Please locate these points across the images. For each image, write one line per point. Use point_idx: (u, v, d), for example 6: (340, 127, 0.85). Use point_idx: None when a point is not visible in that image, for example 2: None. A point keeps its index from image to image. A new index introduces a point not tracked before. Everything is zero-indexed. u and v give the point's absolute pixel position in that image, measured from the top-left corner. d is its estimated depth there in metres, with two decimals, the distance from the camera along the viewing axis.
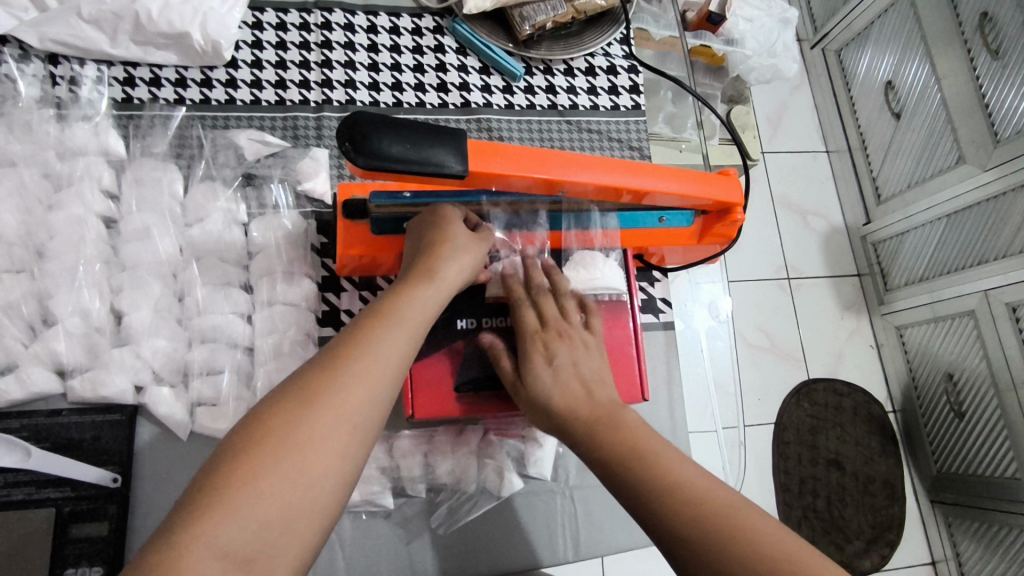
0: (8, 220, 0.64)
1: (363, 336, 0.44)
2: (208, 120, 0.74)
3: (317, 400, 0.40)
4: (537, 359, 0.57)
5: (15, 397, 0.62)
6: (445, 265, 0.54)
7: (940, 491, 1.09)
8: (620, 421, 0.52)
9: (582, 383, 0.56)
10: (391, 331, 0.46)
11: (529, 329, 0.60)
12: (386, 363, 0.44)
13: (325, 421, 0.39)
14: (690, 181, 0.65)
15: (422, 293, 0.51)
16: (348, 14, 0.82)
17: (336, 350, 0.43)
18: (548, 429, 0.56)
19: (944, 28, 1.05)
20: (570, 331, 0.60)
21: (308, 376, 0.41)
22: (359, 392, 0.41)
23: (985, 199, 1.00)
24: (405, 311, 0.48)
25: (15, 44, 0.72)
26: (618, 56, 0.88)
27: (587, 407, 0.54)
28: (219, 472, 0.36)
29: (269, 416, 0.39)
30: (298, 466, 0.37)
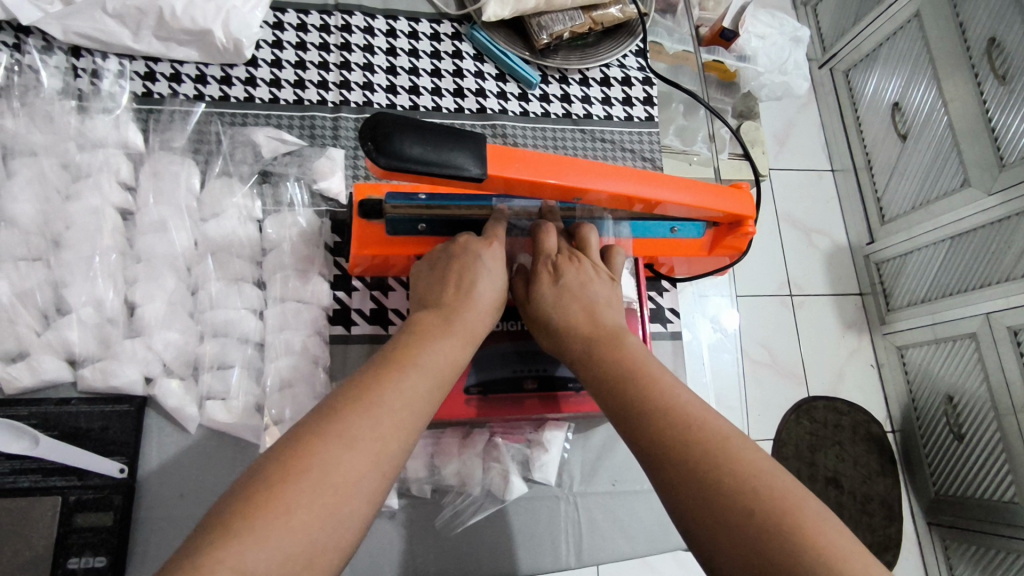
0: (26, 209, 0.65)
1: (394, 377, 0.44)
2: (226, 117, 0.75)
3: (351, 436, 0.39)
4: (546, 280, 0.58)
5: (26, 384, 0.62)
6: (473, 311, 0.54)
7: (937, 513, 1.10)
8: (623, 345, 0.52)
9: (587, 306, 0.56)
10: (421, 375, 0.45)
11: (543, 253, 0.61)
12: (414, 406, 0.43)
13: (356, 458, 0.38)
14: (704, 193, 0.66)
15: (447, 337, 0.50)
16: (368, 18, 0.83)
17: (368, 386, 0.43)
18: (549, 343, 0.57)
19: (953, 52, 1.06)
20: (584, 259, 0.61)
21: (342, 409, 0.41)
22: (391, 432, 0.41)
23: (989, 223, 1.00)
24: (433, 353, 0.48)
25: (40, 36, 0.73)
26: (632, 67, 0.89)
27: (588, 328, 0.54)
28: (251, 498, 0.35)
29: (302, 448, 0.38)
30: (329, 504, 0.36)
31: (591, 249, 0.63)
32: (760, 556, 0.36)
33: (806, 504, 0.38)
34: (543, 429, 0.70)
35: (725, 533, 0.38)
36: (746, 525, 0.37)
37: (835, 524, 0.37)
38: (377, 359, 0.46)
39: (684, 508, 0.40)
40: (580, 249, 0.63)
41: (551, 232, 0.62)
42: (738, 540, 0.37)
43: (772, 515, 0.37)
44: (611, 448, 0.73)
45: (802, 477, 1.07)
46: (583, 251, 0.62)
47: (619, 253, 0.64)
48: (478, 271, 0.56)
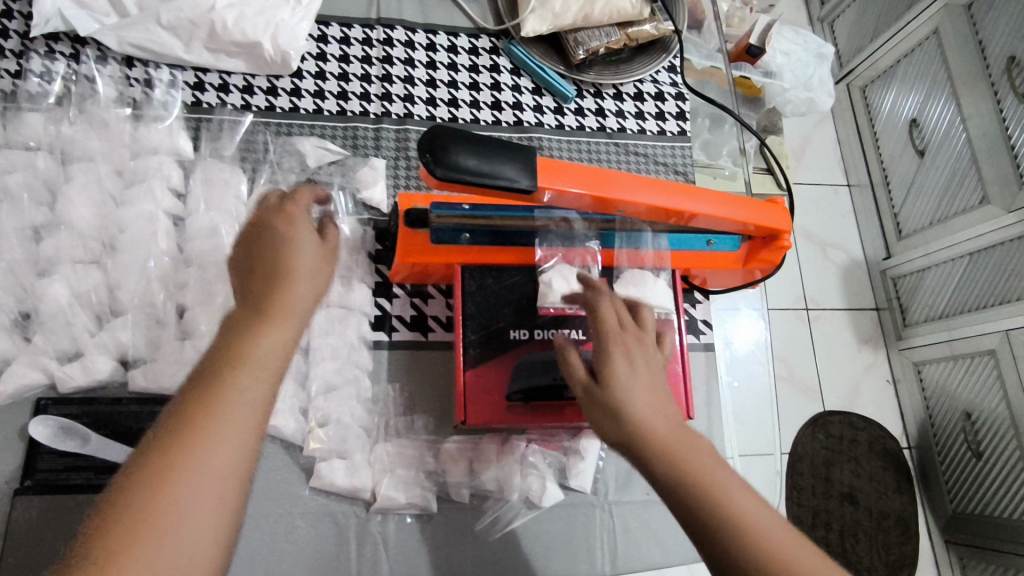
0: (85, 214, 0.68)
1: (216, 396, 0.42)
2: (273, 126, 0.77)
3: (181, 474, 0.40)
4: (620, 365, 0.54)
5: (79, 383, 0.64)
6: (293, 288, 0.49)
7: (954, 531, 1.09)
8: (701, 455, 0.50)
9: (660, 401, 0.53)
10: (252, 379, 0.44)
11: (608, 329, 0.56)
12: (243, 423, 0.43)
13: (195, 494, 0.39)
14: (742, 207, 0.67)
15: (272, 328, 0.47)
16: (408, 32, 0.85)
17: (190, 412, 0.42)
18: (616, 439, 0.52)
19: (972, 71, 1.08)
20: (647, 342, 0.57)
21: (165, 449, 0.40)
22: (223, 457, 0.41)
23: (1006, 241, 1.02)
24: (258, 351, 0.45)
25: (95, 46, 0.76)
26: (665, 83, 0.91)
27: (670, 430, 0.51)
28: (113, 515, 0.38)
29: (131, 498, 0.38)
30: (173, 553, 0.38)
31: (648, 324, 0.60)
32: None
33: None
34: (579, 437, 0.71)
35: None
36: None
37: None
38: (199, 367, 0.44)
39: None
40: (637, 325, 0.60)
41: (612, 306, 0.59)
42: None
43: None
44: None
45: (816, 492, 1.08)
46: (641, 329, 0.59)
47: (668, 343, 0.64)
48: (290, 241, 0.51)
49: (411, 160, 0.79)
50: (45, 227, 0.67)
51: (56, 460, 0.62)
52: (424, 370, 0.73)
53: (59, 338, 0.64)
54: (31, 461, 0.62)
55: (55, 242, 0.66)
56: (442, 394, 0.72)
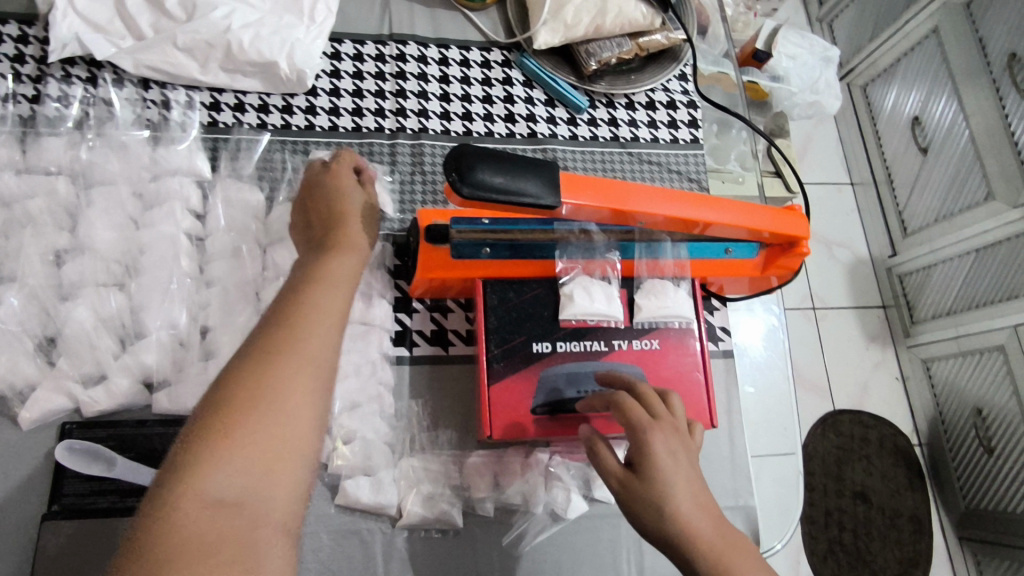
0: (108, 236, 0.68)
1: (306, 302, 0.49)
2: (290, 144, 0.78)
3: (276, 359, 0.44)
4: (666, 464, 0.49)
5: (105, 407, 0.64)
6: (355, 229, 0.58)
7: (968, 527, 1.08)
8: (746, 561, 0.47)
9: (703, 497, 0.50)
10: (335, 288, 0.51)
11: (645, 421, 0.51)
12: (328, 320, 0.48)
13: (292, 367, 0.44)
14: (760, 216, 0.67)
15: (342, 256, 0.55)
16: (421, 47, 0.85)
17: (283, 317, 0.48)
18: (659, 539, 0.48)
19: (974, 67, 1.07)
20: (684, 432, 0.53)
21: (265, 342, 0.46)
22: (314, 346, 0.46)
23: (1012, 236, 1.01)
24: (333, 270, 0.53)
25: (111, 69, 0.76)
26: (677, 91, 0.91)
27: (714, 530, 0.48)
28: (219, 405, 0.42)
29: (238, 377, 0.43)
30: (274, 419, 0.42)
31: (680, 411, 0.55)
32: None
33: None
34: None
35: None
36: None
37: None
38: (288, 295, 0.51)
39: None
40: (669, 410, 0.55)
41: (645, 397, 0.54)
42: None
43: None
44: None
45: (829, 492, 1.10)
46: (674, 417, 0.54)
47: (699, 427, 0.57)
48: (348, 199, 0.61)
49: (427, 174, 0.79)
50: (67, 251, 0.68)
51: (81, 484, 0.62)
52: (447, 384, 0.73)
53: (82, 362, 0.65)
54: (57, 486, 0.62)
55: (77, 266, 0.67)
56: (466, 409, 0.72)
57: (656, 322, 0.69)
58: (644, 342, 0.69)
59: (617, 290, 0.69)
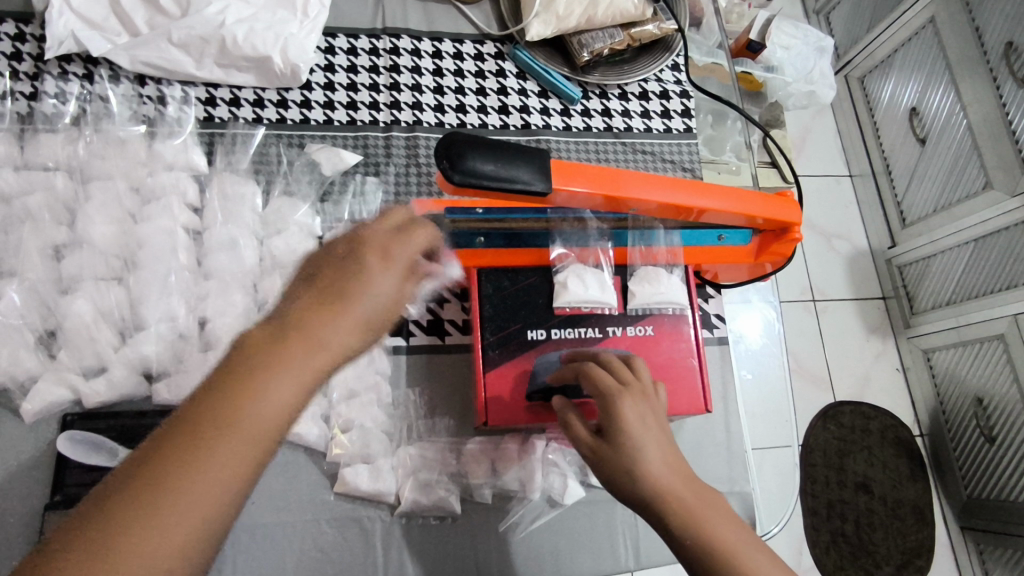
0: (106, 230, 0.69)
1: (205, 445, 0.34)
2: (284, 138, 0.78)
3: (133, 543, 0.31)
4: (632, 425, 0.50)
5: (105, 398, 0.65)
6: (339, 322, 0.40)
7: (971, 517, 1.08)
8: (715, 514, 0.47)
9: (672, 454, 0.50)
10: (279, 388, 0.36)
11: (611, 387, 0.53)
12: (232, 477, 0.34)
13: (152, 563, 0.31)
14: (752, 201, 0.68)
15: (298, 357, 0.38)
16: (414, 40, 0.86)
17: (175, 449, 0.34)
18: (630, 501, 0.49)
19: (970, 57, 1.07)
20: (654, 397, 0.54)
21: (125, 504, 0.32)
22: (195, 522, 0.33)
23: (1011, 225, 1.01)
24: (272, 393, 0.36)
25: (107, 66, 0.77)
26: (670, 81, 0.92)
27: (683, 486, 0.48)
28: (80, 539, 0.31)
29: (71, 569, 0.30)
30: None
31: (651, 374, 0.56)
32: None
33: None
34: None
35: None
36: None
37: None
38: (200, 390, 0.36)
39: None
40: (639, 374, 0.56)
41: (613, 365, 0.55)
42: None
43: None
44: None
45: (831, 484, 1.10)
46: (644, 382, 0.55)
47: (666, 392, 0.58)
48: (368, 280, 0.43)
49: (421, 166, 0.80)
50: (66, 246, 0.68)
51: (84, 474, 0.63)
52: (444, 373, 0.73)
53: (83, 354, 0.65)
54: (61, 476, 0.62)
55: (76, 260, 0.67)
56: (462, 397, 0.73)
57: (649, 308, 0.70)
58: (639, 328, 0.69)
59: (610, 277, 0.70)
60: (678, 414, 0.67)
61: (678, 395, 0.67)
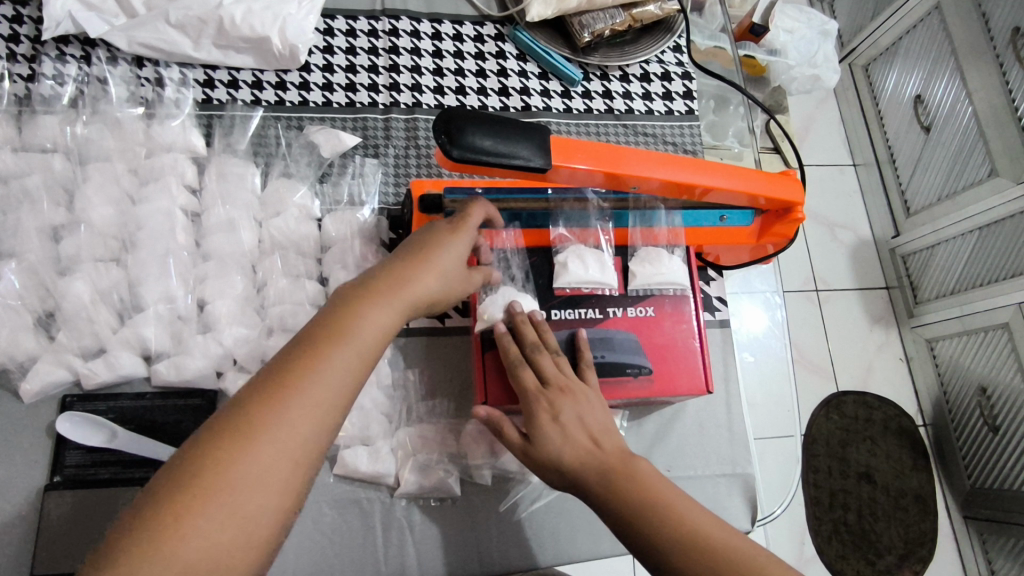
0: (104, 212, 0.68)
1: (311, 368, 0.41)
2: (283, 120, 0.78)
3: (255, 436, 0.38)
4: (546, 419, 0.56)
5: (104, 379, 0.65)
6: (409, 288, 0.49)
7: (973, 506, 1.08)
8: (626, 472, 0.52)
9: (589, 432, 0.55)
10: (389, 306, 0.47)
11: (530, 389, 0.59)
12: (331, 398, 0.41)
13: (274, 457, 0.38)
14: (755, 181, 0.67)
15: (383, 310, 0.46)
16: (414, 22, 0.85)
17: (323, 338, 0.43)
18: (563, 487, 0.55)
19: (977, 43, 1.06)
20: (572, 387, 0.59)
21: (249, 408, 0.39)
22: (300, 429, 0.39)
23: (1015, 212, 1.00)
24: (363, 333, 0.44)
25: (105, 47, 0.76)
26: (671, 63, 0.91)
27: (598, 463, 0.53)
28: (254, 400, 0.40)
29: (209, 456, 0.37)
30: (230, 511, 0.36)
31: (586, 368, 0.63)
32: None
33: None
34: None
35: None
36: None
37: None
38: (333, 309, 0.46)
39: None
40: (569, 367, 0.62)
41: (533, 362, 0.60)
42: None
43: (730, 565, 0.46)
44: (663, 436, 0.76)
45: (833, 473, 1.09)
46: (564, 374, 0.60)
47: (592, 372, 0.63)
48: (430, 259, 0.52)
49: (421, 148, 0.79)
50: (64, 227, 0.68)
51: (83, 455, 0.63)
52: (444, 355, 0.73)
53: (81, 335, 0.65)
54: (60, 457, 0.63)
55: (74, 241, 0.67)
56: (462, 380, 0.72)
57: (651, 289, 0.69)
58: (639, 309, 0.69)
59: (610, 257, 0.69)
60: (679, 395, 0.67)
61: (680, 376, 0.67)
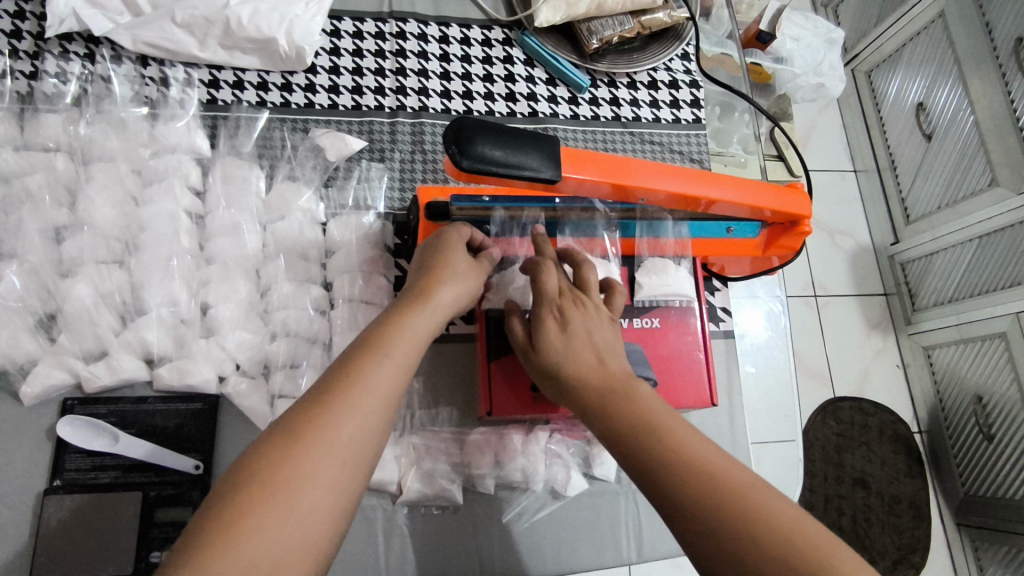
0: (107, 212, 0.68)
1: (354, 376, 0.42)
2: (289, 122, 0.77)
3: (308, 439, 0.38)
4: (553, 329, 0.55)
5: (105, 382, 0.64)
6: (433, 303, 0.51)
7: (966, 514, 1.08)
8: (621, 388, 0.50)
9: (592, 347, 0.54)
10: (423, 316, 0.49)
11: (546, 296, 0.57)
12: (376, 400, 0.42)
13: (338, 448, 0.38)
14: (762, 194, 0.67)
15: (413, 323, 0.48)
16: (421, 24, 0.85)
17: (366, 346, 0.45)
18: (560, 399, 0.54)
19: (979, 51, 1.06)
20: (588, 302, 0.57)
21: (298, 418, 0.39)
22: (349, 430, 0.39)
23: (1015, 223, 1.00)
24: (398, 344, 0.45)
25: (110, 46, 0.76)
26: (679, 71, 0.90)
27: (598, 378, 0.51)
28: (311, 404, 0.40)
29: (272, 457, 0.37)
30: (291, 510, 0.35)
31: (616, 303, 0.61)
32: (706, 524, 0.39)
33: (839, 556, 0.37)
34: None
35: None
36: (692, 498, 0.40)
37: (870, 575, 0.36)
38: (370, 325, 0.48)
39: (710, 562, 0.38)
40: (580, 288, 0.59)
41: (551, 269, 0.58)
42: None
43: (709, 490, 0.40)
44: None
45: (829, 478, 1.09)
46: (583, 291, 0.59)
47: (622, 296, 0.61)
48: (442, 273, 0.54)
49: (426, 153, 0.79)
50: (66, 228, 0.67)
51: (84, 459, 0.62)
52: (445, 361, 0.73)
53: (83, 338, 0.65)
54: (60, 461, 0.62)
55: (77, 242, 0.66)
56: (464, 387, 0.72)
57: (657, 301, 0.69)
58: (645, 321, 0.68)
59: (617, 267, 0.69)
60: (683, 407, 0.67)
61: (685, 388, 0.67)
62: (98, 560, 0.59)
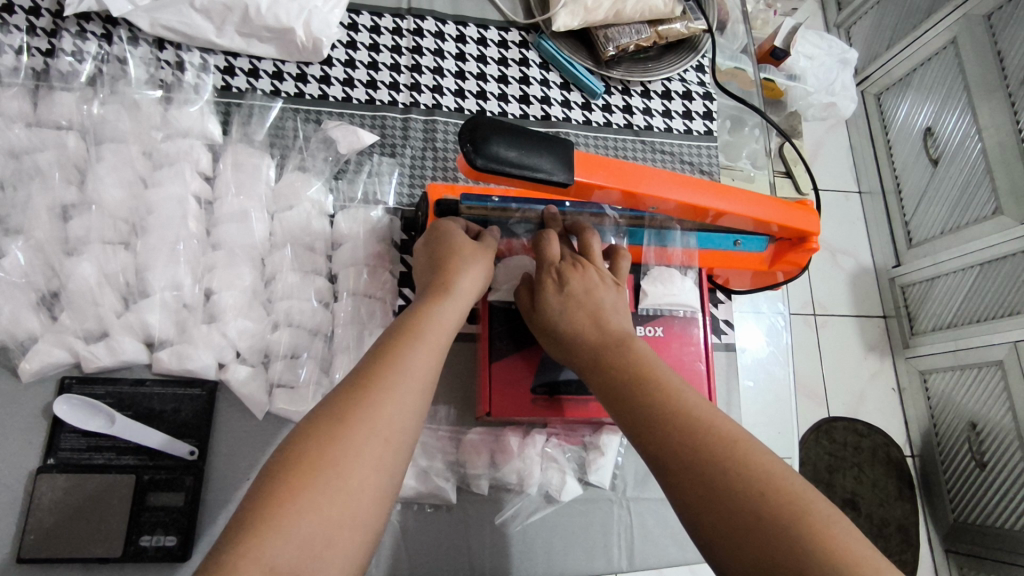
0: (116, 193, 0.68)
1: (394, 361, 0.43)
2: (302, 113, 0.77)
3: (364, 419, 0.38)
4: (550, 289, 0.56)
5: (105, 363, 0.64)
6: (461, 282, 0.53)
7: (955, 540, 1.08)
8: (620, 345, 0.51)
9: (591, 307, 0.55)
10: (449, 303, 0.51)
11: (546, 260, 0.59)
12: (421, 382, 0.43)
13: (373, 434, 0.38)
14: (772, 208, 0.66)
15: (443, 307, 0.50)
16: (438, 23, 0.85)
17: (402, 330, 0.46)
18: (561, 357, 0.56)
19: (988, 79, 1.06)
20: (589, 265, 0.59)
21: (345, 399, 0.40)
22: (398, 410, 0.40)
23: (1019, 251, 1.00)
24: (430, 325, 0.47)
25: (127, 27, 0.76)
26: (693, 82, 0.91)
27: (595, 336, 0.53)
28: (351, 387, 0.41)
29: (317, 435, 0.37)
30: (350, 485, 0.36)
31: (621, 272, 0.62)
32: (702, 483, 0.39)
33: (817, 508, 0.37)
34: (600, 433, 0.71)
35: (752, 543, 0.36)
36: (688, 453, 0.41)
37: (848, 529, 0.36)
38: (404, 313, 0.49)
39: (693, 514, 0.39)
40: (583, 255, 0.61)
41: (553, 239, 0.60)
42: (752, 542, 0.36)
43: (707, 445, 0.41)
44: None
45: None
46: (586, 257, 0.60)
47: (625, 258, 0.63)
48: (460, 257, 0.56)
49: (438, 151, 0.79)
50: (74, 207, 0.67)
51: (79, 439, 0.62)
52: (446, 359, 0.73)
53: (84, 317, 0.64)
54: (55, 440, 0.62)
55: (84, 221, 0.66)
56: (464, 385, 0.72)
57: (662, 309, 0.69)
58: (649, 329, 0.68)
59: None
60: None
61: None
62: (88, 542, 0.59)
